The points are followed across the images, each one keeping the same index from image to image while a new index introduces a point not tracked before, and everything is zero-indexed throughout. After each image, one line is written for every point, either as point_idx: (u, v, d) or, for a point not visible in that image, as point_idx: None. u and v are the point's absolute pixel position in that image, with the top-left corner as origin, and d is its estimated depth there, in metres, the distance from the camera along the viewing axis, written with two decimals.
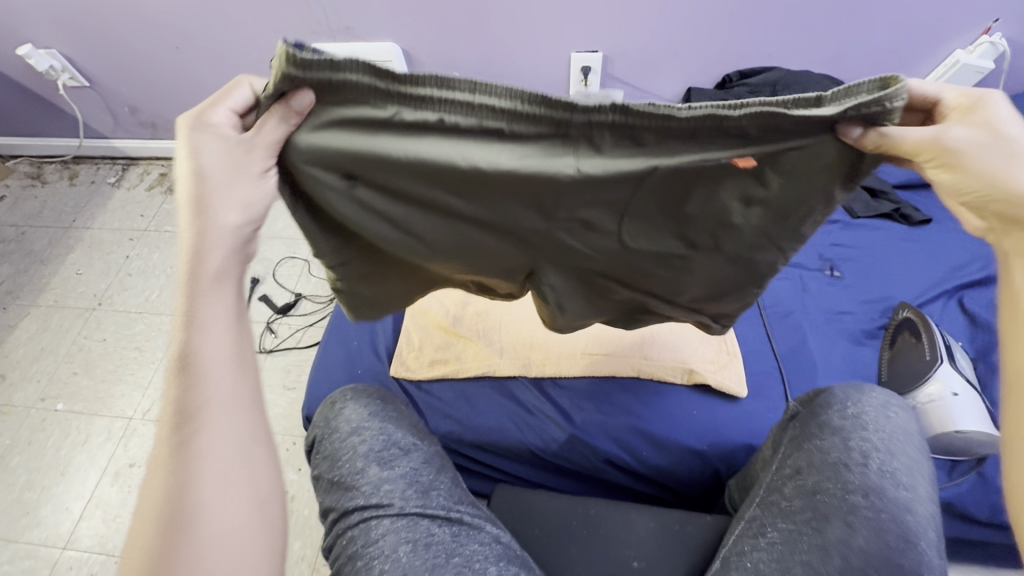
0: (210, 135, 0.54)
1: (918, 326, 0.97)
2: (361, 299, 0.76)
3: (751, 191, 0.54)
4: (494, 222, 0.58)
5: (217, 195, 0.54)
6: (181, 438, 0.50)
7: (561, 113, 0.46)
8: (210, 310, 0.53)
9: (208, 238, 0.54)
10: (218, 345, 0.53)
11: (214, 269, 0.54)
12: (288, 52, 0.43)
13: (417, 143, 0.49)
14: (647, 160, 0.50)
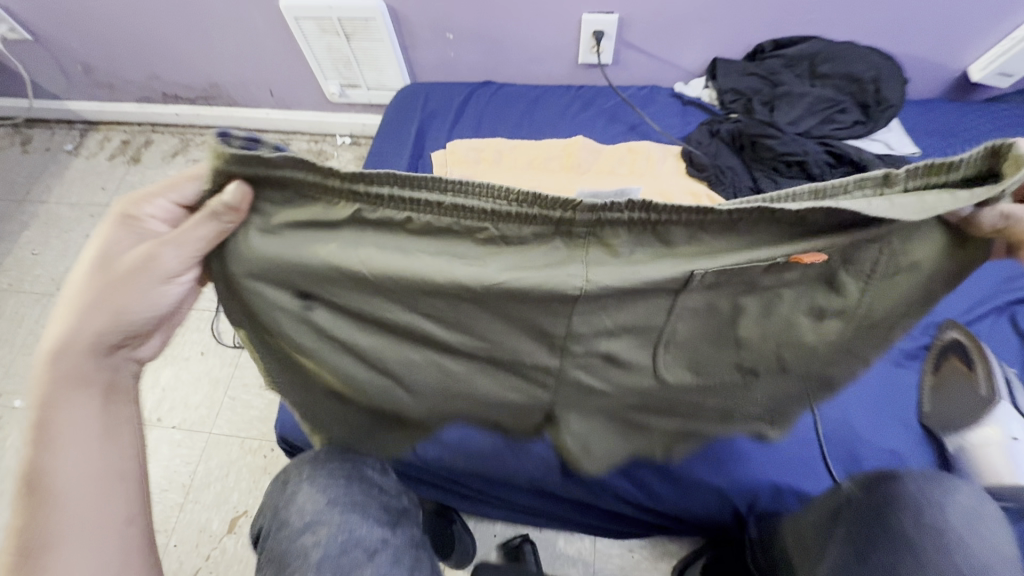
0: (137, 230, 0.52)
1: (972, 353, 0.86)
2: (358, 425, 0.75)
3: (822, 301, 0.52)
4: (498, 347, 0.57)
5: (131, 292, 0.52)
6: (42, 533, 0.51)
7: (562, 211, 0.44)
8: (77, 406, 0.53)
9: (88, 322, 0.51)
10: (85, 437, 0.53)
11: (81, 364, 0.53)
12: (219, 147, 0.44)
13: (381, 240, 0.49)
14: (680, 258, 0.47)
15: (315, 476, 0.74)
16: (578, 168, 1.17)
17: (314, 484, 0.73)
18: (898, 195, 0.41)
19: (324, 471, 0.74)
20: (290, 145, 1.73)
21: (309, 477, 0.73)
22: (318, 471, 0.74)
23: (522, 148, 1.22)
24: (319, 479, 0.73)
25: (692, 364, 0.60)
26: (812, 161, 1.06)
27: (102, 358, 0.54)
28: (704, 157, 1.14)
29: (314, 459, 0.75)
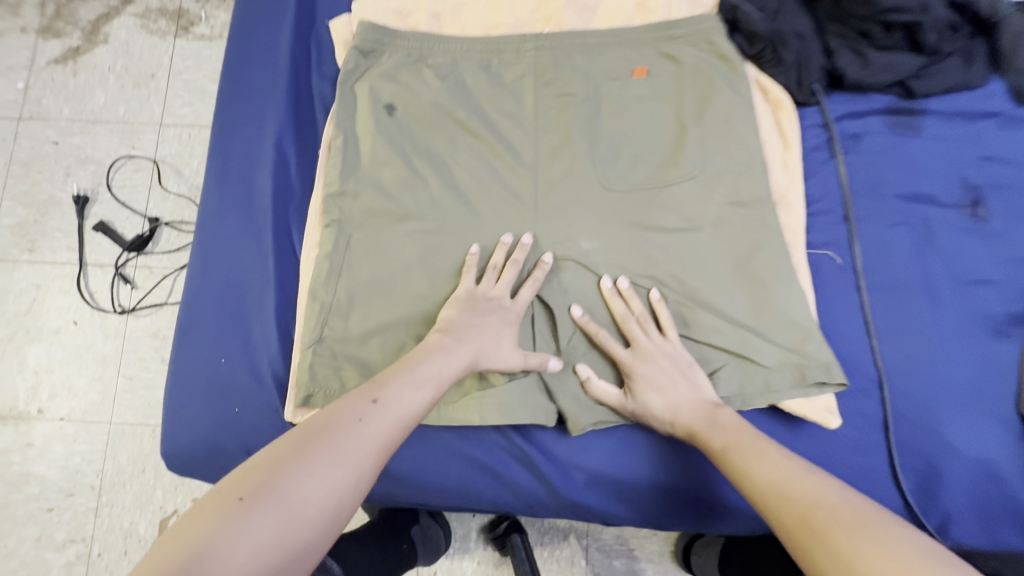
0: (502, 303, 0.65)
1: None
2: (344, 323, 0.67)
3: (680, 108, 0.73)
4: (476, 179, 0.72)
5: (478, 328, 0.62)
6: (297, 446, 0.46)
7: (521, 42, 0.75)
8: (403, 391, 0.54)
9: (429, 355, 0.58)
10: (396, 422, 0.51)
11: (445, 365, 0.58)
12: (364, 22, 0.74)
13: (431, 70, 0.74)
14: (584, 74, 0.74)
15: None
16: (560, 33, 0.76)
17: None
18: (678, 41, 0.75)
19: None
20: (132, 2, 1.17)
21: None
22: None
23: (475, 9, 0.78)
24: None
25: (630, 188, 0.72)
26: (929, 21, 0.69)
27: (446, 367, 0.58)
28: (759, 14, 0.74)
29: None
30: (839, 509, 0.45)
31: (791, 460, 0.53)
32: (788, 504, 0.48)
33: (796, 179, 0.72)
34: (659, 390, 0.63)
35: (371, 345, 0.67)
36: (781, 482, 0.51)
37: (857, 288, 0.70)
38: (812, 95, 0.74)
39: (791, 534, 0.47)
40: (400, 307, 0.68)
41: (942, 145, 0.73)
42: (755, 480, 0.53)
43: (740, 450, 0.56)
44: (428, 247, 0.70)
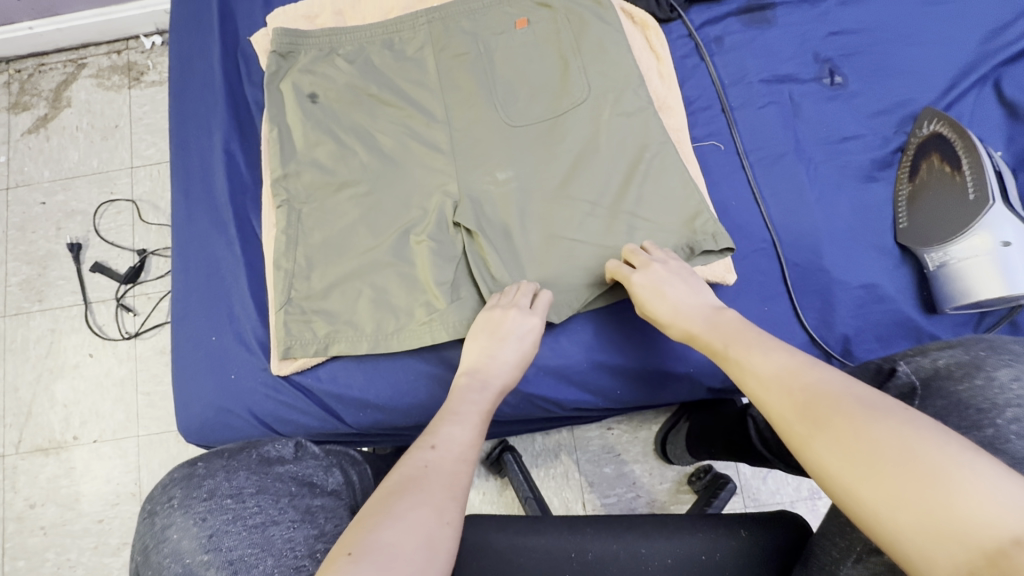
0: (523, 313, 0.70)
1: (957, 146, 0.72)
2: (309, 284, 0.78)
3: (561, 45, 0.83)
4: (398, 144, 0.84)
5: (498, 348, 0.68)
6: (387, 505, 0.50)
7: (415, 20, 0.86)
8: (451, 429, 0.59)
9: (464, 396, 0.64)
10: (457, 460, 0.56)
11: (480, 402, 0.63)
12: (277, 29, 0.85)
13: (342, 58, 0.85)
14: (473, 34, 0.85)
15: (214, 471, 0.59)
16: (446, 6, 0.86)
17: (208, 475, 0.58)
18: None
19: (230, 466, 0.60)
20: (86, 66, 1.30)
21: (188, 486, 0.57)
22: (210, 464, 0.60)
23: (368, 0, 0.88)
24: (199, 483, 0.57)
25: (531, 123, 0.83)
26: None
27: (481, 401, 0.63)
28: None
29: (187, 474, 0.58)
30: (843, 397, 0.45)
31: (795, 354, 0.52)
32: (789, 393, 0.48)
33: (671, 85, 0.82)
34: (659, 294, 0.68)
35: (333, 297, 0.78)
36: (779, 378, 0.50)
37: (741, 165, 0.80)
38: (671, 12, 0.85)
39: (788, 427, 0.47)
40: (354, 260, 0.79)
41: (793, 30, 0.83)
42: (747, 377, 0.53)
43: (739, 348, 0.56)
44: (368, 207, 0.82)
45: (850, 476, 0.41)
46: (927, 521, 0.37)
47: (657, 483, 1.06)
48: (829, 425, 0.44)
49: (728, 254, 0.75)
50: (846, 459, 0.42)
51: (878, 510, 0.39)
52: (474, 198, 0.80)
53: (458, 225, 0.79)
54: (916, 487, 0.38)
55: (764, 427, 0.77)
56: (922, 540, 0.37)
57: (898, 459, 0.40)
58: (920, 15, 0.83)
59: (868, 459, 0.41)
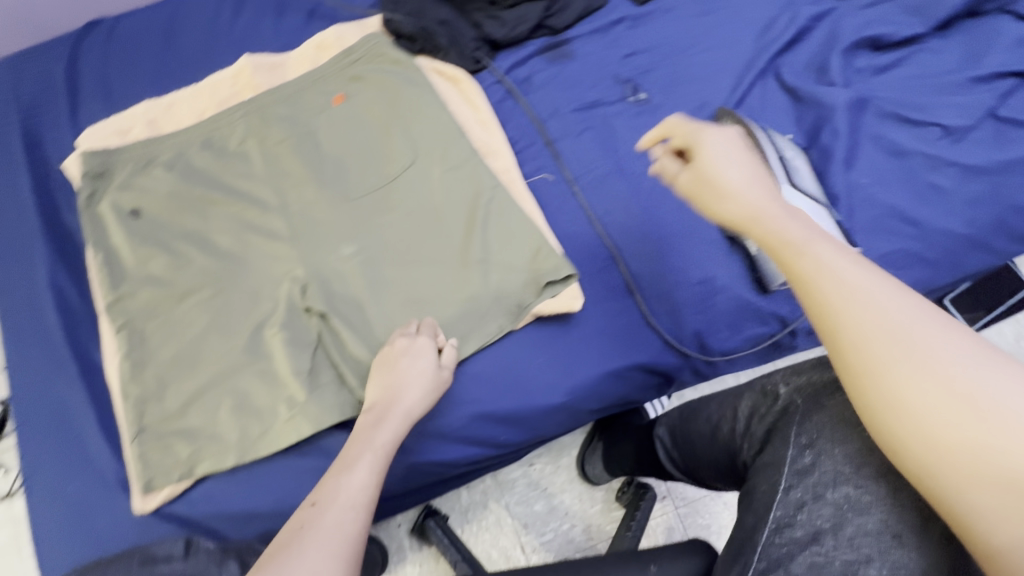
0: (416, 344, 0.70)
1: (742, 137, 0.79)
2: (162, 405, 0.74)
3: (380, 113, 0.86)
4: (236, 240, 0.82)
5: (394, 382, 0.67)
6: (277, 558, 0.48)
7: (231, 114, 0.86)
8: (342, 473, 0.57)
9: (361, 436, 0.61)
10: (349, 503, 0.54)
11: (377, 435, 0.61)
12: (85, 152, 0.82)
13: (160, 166, 0.83)
14: (292, 118, 0.86)
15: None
16: (259, 96, 0.86)
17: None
18: (358, 63, 0.88)
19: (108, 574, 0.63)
20: None
21: None
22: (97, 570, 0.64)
23: (179, 104, 0.87)
24: None
25: (367, 192, 0.84)
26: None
27: (375, 436, 0.61)
28: (408, 20, 0.87)
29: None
30: (921, 331, 0.42)
31: (856, 268, 0.46)
32: (851, 332, 0.43)
33: (492, 130, 0.86)
34: (730, 160, 0.56)
35: (191, 413, 0.74)
36: (866, 300, 0.44)
37: (572, 192, 0.84)
38: (478, 63, 0.89)
39: (861, 363, 0.43)
40: (209, 369, 0.76)
41: (591, 59, 0.89)
42: (820, 290, 0.46)
43: (800, 244, 0.49)
44: (216, 310, 0.79)
45: (939, 430, 0.39)
46: (1006, 475, 0.37)
47: (589, 506, 1.06)
48: (924, 362, 0.41)
49: (573, 279, 0.78)
50: (934, 410, 0.39)
51: (962, 471, 0.38)
52: (324, 278, 0.79)
53: (310, 309, 0.77)
54: (1002, 435, 0.37)
55: (672, 448, 0.78)
56: (1013, 517, 0.37)
57: (994, 419, 0.38)
58: (699, 25, 0.90)
59: (999, 404, 0.38)
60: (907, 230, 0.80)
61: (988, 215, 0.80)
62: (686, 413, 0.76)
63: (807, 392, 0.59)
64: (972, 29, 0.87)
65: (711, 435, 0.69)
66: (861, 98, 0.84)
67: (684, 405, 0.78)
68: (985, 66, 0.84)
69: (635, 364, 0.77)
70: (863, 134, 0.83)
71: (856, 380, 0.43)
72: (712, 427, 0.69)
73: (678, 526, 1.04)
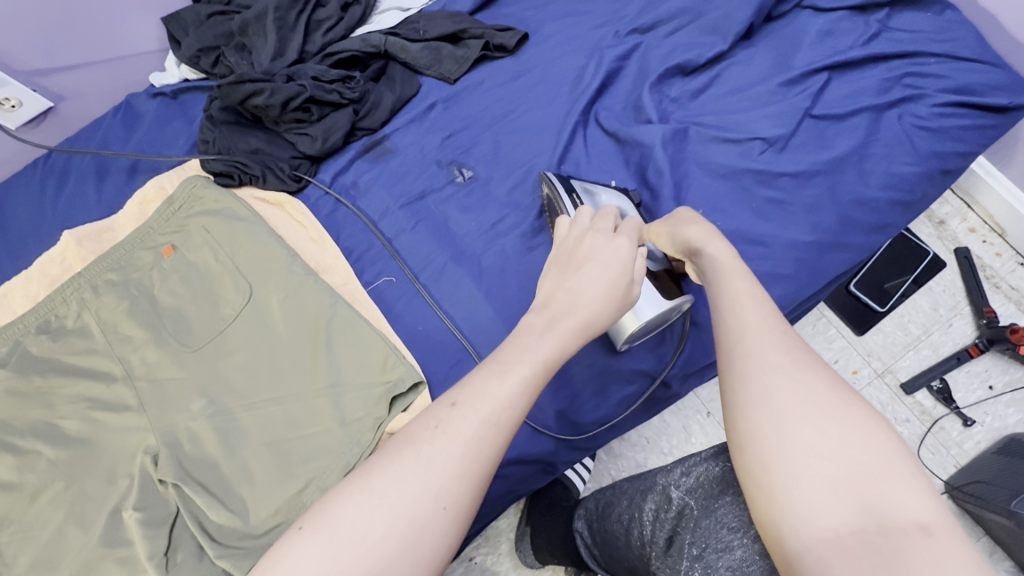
0: (601, 239, 0.61)
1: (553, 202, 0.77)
2: None
3: (210, 254, 0.85)
4: (83, 422, 0.79)
5: (581, 266, 0.58)
6: (379, 467, 0.46)
7: (63, 292, 0.85)
8: (486, 381, 0.49)
9: (525, 330, 0.54)
10: (485, 424, 0.47)
11: (540, 345, 0.52)
12: None
13: None
14: (125, 281, 0.85)
15: None
16: (87, 267, 0.85)
17: None
18: (180, 211, 0.87)
19: None
20: None
21: None
22: None
23: (13, 293, 0.86)
24: None
25: (211, 339, 0.82)
26: (314, 89, 0.85)
27: (539, 346, 0.52)
28: (220, 158, 0.87)
29: None
30: (809, 359, 0.49)
31: (773, 307, 0.55)
32: (752, 339, 0.51)
33: (325, 245, 0.85)
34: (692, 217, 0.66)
35: None
36: (770, 323, 0.52)
37: (416, 288, 0.82)
38: (300, 181, 0.88)
39: (757, 357, 0.49)
40: (67, 569, 0.72)
41: (411, 150, 0.88)
42: (734, 307, 0.54)
43: (728, 276, 0.58)
44: (70, 502, 0.75)
45: (788, 423, 0.45)
46: (842, 475, 0.41)
47: None
48: (794, 370, 0.48)
49: (423, 384, 0.75)
50: (790, 407, 0.45)
51: (792, 453, 0.43)
52: (175, 440, 0.76)
53: (163, 480, 0.74)
54: (852, 447, 0.42)
55: (592, 543, 0.80)
56: (831, 504, 0.40)
57: (849, 431, 0.43)
58: (511, 92, 0.91)
59: (834, 409, 0.45)
60: (753, 250, 0.77)
61: (830, 217, 0.79)
62: (602, 510, 0.77)
63: (697, 495, 0.57)
64: (777, 31, 0.89)
65: (626, 538, 0.69)
66: (680, 128, 0.83)
67: (602, 498, 0.79)
68: (795, 67, 0.85)
69: (507, 461, 0.72)
70: (688, 164, 0.82)
71: (736, 381, 0.49)
72: (626, 528, 0.69)
73: None
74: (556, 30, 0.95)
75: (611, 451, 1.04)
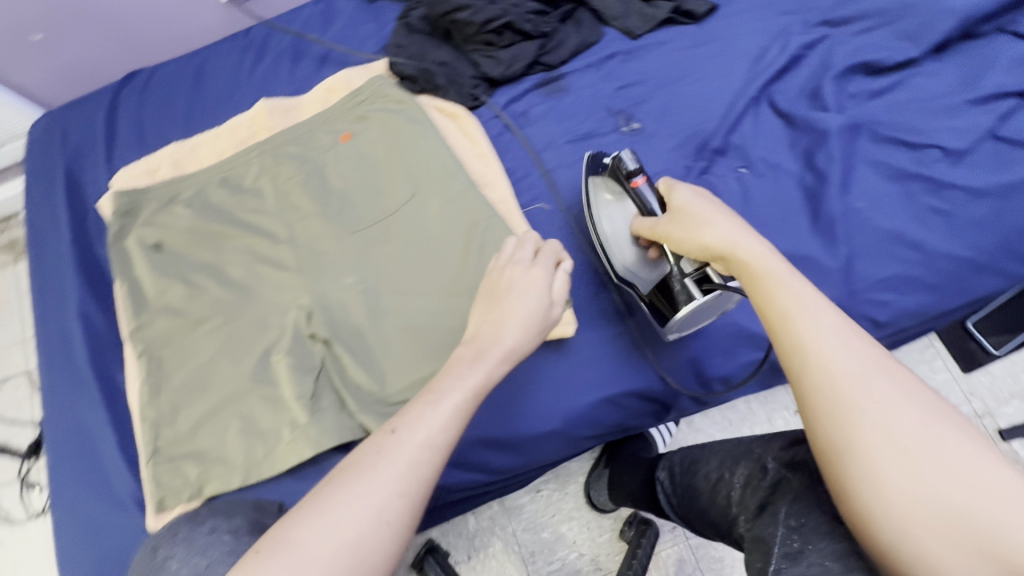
0: (528, 275, 0.64)
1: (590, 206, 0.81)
2: (175, 427, 0.79)
3: (383, 148, 0.91)
4: (245, 272, 0.87)
5: (506, 302, 0.62)
6: (337, 482, 0.50)
7: (248, 154, 0.93)
8: (422, 408, 0.54)
9: (455, 367, 0.58)
10: (422, 446, 0.52)
11: (468, 376, 0.57)
12: (121, 190, 0.91)
13: (182, 203, 0.89)
14: (303, 155, 0.92)
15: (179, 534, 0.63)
16: (273, 136, 0.93)
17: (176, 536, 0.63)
18: (363, 103, 0.93)
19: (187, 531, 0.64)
20: None
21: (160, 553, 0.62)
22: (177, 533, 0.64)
23: (202, 146, 0.95)
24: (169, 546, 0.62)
25: (368, 223, 0.88)
26: (512, 16, 0.90)
27: (468, 376, 0.57)
28: (409, 63, 0.93)
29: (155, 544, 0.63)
30: (884, 382, 0.48)
31: (832, 319, 0.52)
32: (824, 371, 0.49)
33: (489, 163, 0.89)
34: (707, 216, 0.64)
35: (201, 435, 0.78)
36: (836, 345, 0.50)
37: (566, 219, 0.86)
38: (476, 100, 0.93)
39: (834, 392, 0.48)
40: (217, 393, 0.80)
41: (585, 93, 0.92)
42: (800, 327, 0.52)
43: (778, 284, 0.55)
44: (227, 336, 0.83)
45: (881, 466, 0.44)
46: (955, 514, 0.42)
47: (597, 535, 1.05)
48: (869, 401, 0.47)
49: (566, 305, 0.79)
50: (876, 449, 0.45)
51: (898, 499, 0.43)
52: (327, 305, 0.83)
53: (314, 335, 0.81)
54: (957, 482, 0.43)
55: (672, 493, 0.81)
56: (949, 546, 0.41)
57: (951, 464, 0.43)
58: (690, 57, 0.93)
59: (927, 441, 0.44)
60: (906, 253, 0.79)
61: (992, 240, 0.79)
62: (690, 464, 0.77)
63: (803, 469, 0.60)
64: (974, 49, 0.88)
65: (709, 494, 0.70)
66: (856, 123, 0.84)
67: (688, 454, 0.80)
68: (985, 88, 0.84)
69: (630, 391, 0.77)
70: (859, 158, 0.83)
71: (815, 419, 0.49)
72: (711, 485, 0.71)
73: (689, 560, 1.01)
74: (744, 8, 0.96)
75: (692, 424, 1.08)
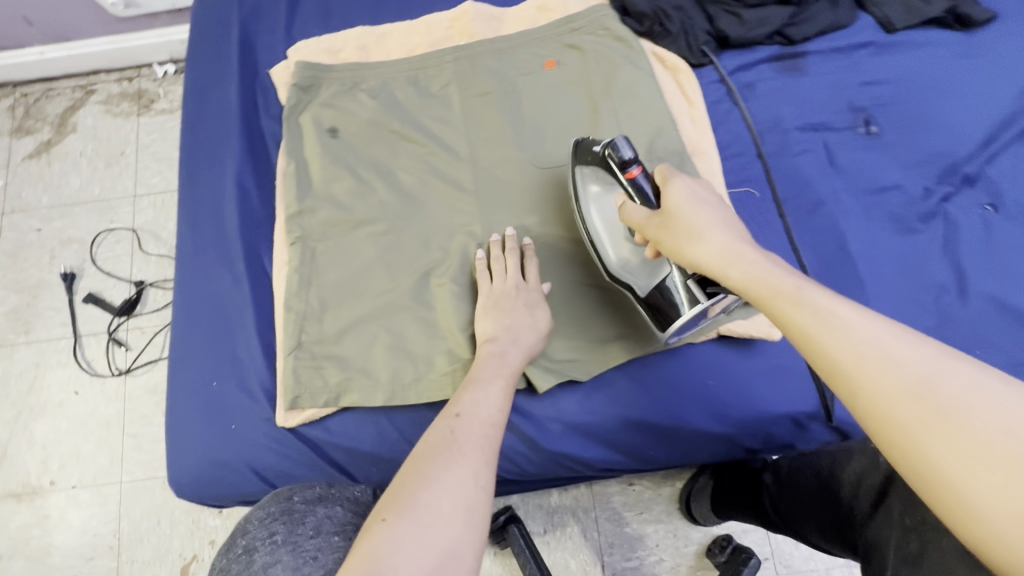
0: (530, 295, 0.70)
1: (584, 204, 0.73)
2: (320, 327, 0.74)
3: (590, 85, 0.82)
4: (417, 182, 0.80)
5: (509, 316, 0.68)
6: (425, 458, 0.51)
7: (441, 56, 0.84)
8: (473, 395, 0.59)
9: (486, 362, 0.64)
10: (486, 421, 0.57)
11: (504, 366, 0.64)
12: (303, 62, 0.84)
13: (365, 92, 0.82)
14: (500, 72, 0.84)
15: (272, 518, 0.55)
16: (473, 45, 0.85)
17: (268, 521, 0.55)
18: (577, 32, 0.84)
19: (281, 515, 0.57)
20: (95, 92, 1.28)
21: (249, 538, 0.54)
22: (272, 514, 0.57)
23: (393, 36, 0.87)
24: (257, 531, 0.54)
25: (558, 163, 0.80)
26: None
27: (507, 364, 0.64)
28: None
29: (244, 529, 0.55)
30: (955, 385, 0.35)
31: (860, 317, 0.40)
32: (872, 394, 0.37)
33: (705, 130, 0.80)
34: (693, 224, 0.52)
35: (346, 341, 0.73)
36: (874, 349, 0.38)
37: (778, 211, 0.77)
38: (702, 57, 0.84)
39: (891, 416, 0.36)
40: (370, 302, 0.74)
41: (825, 79, 0.82)
42: (828, 339, 0.39)
43: (785, 298, 0.43)
44: (388, 244, 0.77)
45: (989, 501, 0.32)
46: None
47: (682, 545, 0.99)
48: (942, 417, 0.34)
49: None
50: (992, 476, 0.32)
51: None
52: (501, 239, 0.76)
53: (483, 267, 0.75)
54: None
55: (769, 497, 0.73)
56: None
57: None
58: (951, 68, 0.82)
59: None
60: None
61: None
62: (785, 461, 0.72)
63: None
64: None
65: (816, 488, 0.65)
66: None
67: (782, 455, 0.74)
68: None
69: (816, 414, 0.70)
70: None
71: (890, 454, 0.37)
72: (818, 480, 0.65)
73: None
74: None
75: None
